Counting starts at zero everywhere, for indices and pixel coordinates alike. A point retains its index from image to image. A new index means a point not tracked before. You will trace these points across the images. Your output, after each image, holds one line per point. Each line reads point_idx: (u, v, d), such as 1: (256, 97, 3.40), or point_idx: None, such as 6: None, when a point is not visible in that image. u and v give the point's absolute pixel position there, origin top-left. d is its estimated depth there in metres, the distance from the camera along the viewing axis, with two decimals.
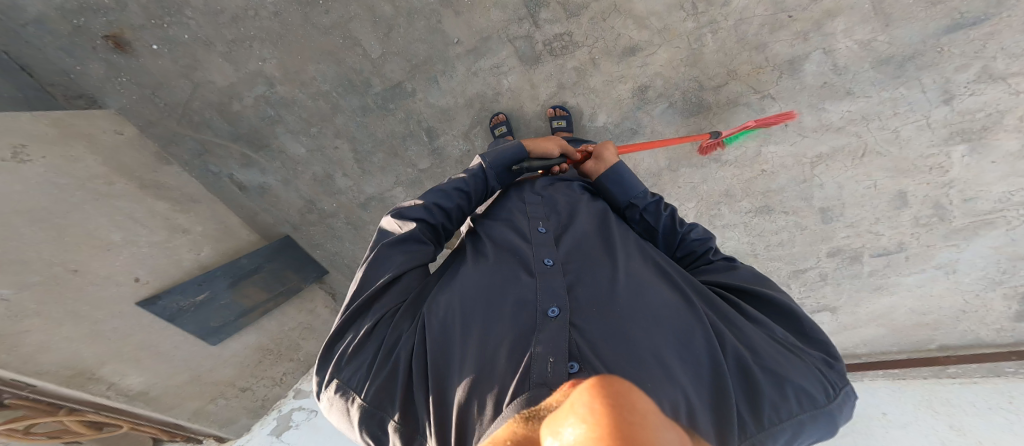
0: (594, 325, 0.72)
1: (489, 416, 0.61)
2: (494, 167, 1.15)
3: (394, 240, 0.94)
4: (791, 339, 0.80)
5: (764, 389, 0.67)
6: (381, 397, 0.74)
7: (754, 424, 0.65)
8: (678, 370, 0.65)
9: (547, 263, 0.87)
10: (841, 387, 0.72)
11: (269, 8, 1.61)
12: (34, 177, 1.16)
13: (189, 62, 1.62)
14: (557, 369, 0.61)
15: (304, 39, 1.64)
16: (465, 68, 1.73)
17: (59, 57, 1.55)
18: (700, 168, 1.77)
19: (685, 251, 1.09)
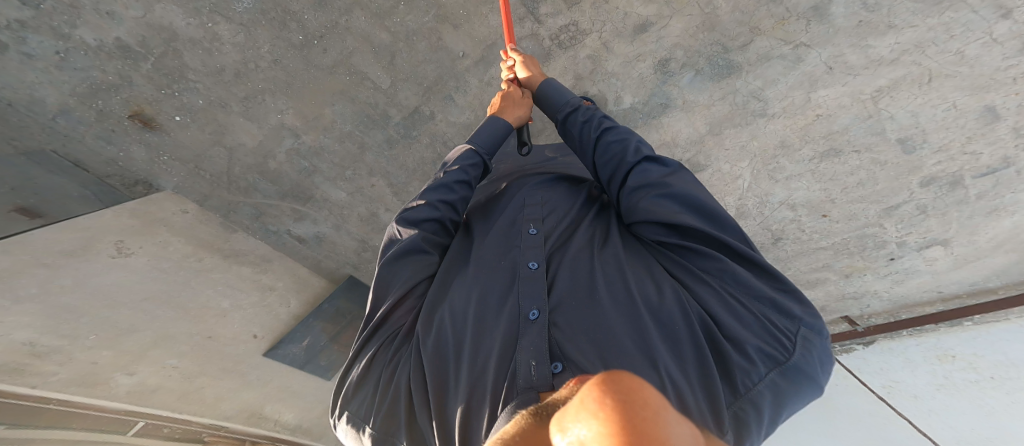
0: (573, 320, 0.80)
1: (487, 422, 0.72)
2: (486, 148, 1.25)
3: (387, 259, 1.04)
4: (755, 289, 0.77)
5: (733, 358, 0.71)
6: (393, 421, 0.86)
7: (731, 394, 0.70)
8: (656, 350, 0.71)
9: (532, 266, 0.91)
10: (800, 336, 0.74)
11: (270, 57, 1.65)
12: (143, 265, 1.44)
13: (213, 128, 1.73)
14: (540, 371, 0.71)
15: (313, 83, 1.70)
16: (477, 79, 1.73)
17: (103, 147, 1.72)
18: (746, 125, 1.68)
19: (611, 162, 1.07)
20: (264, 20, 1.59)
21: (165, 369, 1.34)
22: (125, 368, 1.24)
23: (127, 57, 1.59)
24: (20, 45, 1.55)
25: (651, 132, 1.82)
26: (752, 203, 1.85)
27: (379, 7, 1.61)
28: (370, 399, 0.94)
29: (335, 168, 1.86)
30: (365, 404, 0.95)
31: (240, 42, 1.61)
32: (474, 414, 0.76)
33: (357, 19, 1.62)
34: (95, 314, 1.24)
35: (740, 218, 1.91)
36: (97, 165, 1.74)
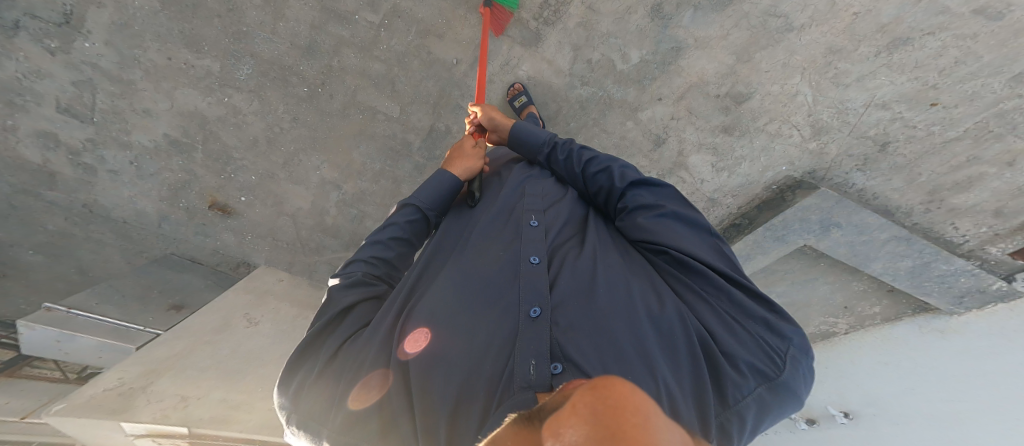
0: (574, 318, 0.89)
1: (480, 417, 0.81)
2: (425, 201, 1.29)
3: (342, 285, 1.13)
4: (749, 310, 0.90)
5: (727, 369, 0.81)
6: (356, 420, 0.88)
7: (721, 404, 0.79)
8: (656, 355, 0.81)
9: (534, 261, 1.02)
10: (785, 353, 0.86)
11: (288, 116, 1.70)
12: (270, 331, 1.79)
13: (271, 199, 1.89)
14: (541, 370, 0.79)
15: (333, 131, 1.73)
16: (479, 80, 1.62)
17: (204, 241, 1.99)
18: (777, 45, 1.49)
19: (597, 186, 1.23)
20: (269, 82, 1.63)
21: None
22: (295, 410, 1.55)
23: (182, 152, 1.79)
24: (103, 164, 1.81)
25: (672, 79, 1.59)
26: (827, 116, 1.57)
27: (363, 40, 1.54)
28: (323, 401, 0.92)
29: (381, 209, 1.90)
30: (314, 410, 0.91)
31: (259, 110, 1.68)
32: (464, 410, 0.85)
33: (348, 57, 1.57)
34: (258, 371, 1.62)
35: (820, 136, 1.62)
36: (205, 258, 2.05)
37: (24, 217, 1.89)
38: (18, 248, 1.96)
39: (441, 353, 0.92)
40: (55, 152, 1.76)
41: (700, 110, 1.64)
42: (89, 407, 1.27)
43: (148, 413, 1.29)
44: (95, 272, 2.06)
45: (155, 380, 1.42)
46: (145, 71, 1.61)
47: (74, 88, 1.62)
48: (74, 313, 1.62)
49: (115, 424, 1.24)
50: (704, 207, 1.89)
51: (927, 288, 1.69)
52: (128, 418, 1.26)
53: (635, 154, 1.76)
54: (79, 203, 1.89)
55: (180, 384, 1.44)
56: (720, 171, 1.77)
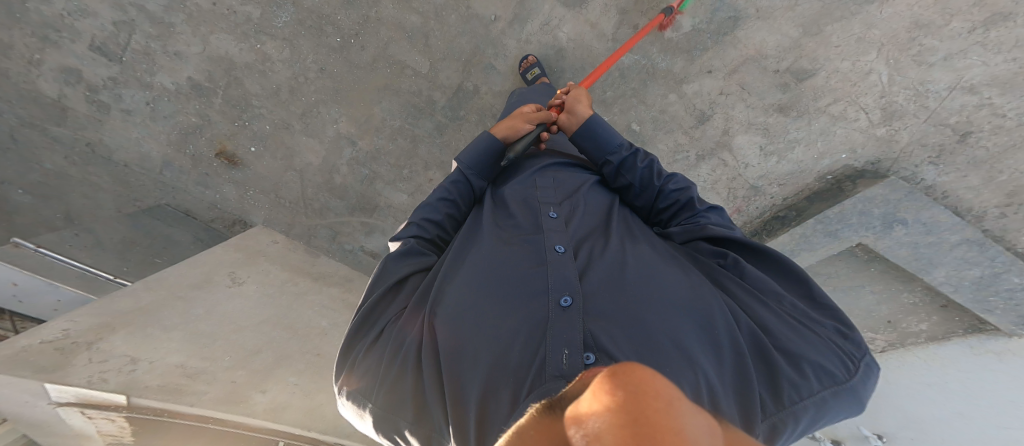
0: (606, 309, 0.69)
1: (509, 409, 0.60)
2: (471, 165, 1.13)
3: (397, 253, 0.95)
4: (807, 312, 0.74)
5: (785, 367, 0.62)
6: (389, 404, 0.72)
7: (774, 406, 0.60)
8: (698, 350, 0.62)
9: (559, 250, 0.82)
10: (860, 360, 0.67)
11: (316, 67, 1.62)
12: (252, 292, 1.53)
13: (283, 152, 1.75)
14: (574, 360, 0.61)
15: (359, 84, 1.65)
16: (515, 40, 1.58)
17: (203, 193, 1.82)
18: (852, 18, 1.42)
19: (667, 201, 1.04)
20: (304, 30, 1.57)
21: (289, 387, 1.32)
22: (258, 387, 1.25)
23: (202, 96, 1.64)
24: (118, 102, 1.64)
25: (727, 50, 1.52)
26: (903, 98, 1.46)
27: None
28: (369, 377, 0.75)
29: (393, 170, 1.79)
30: (362, 381, 0.76)
31: (289, 58, 1.60)
32: (493, 403, 0.62)
33: (386, 8, 1.55)
34: (226, 337, 1.33)
35: (892, 121, 1.49)
36: (201, 213, 1.85)
37: (27, 152, 1.68)
38: (9, 186, 1.70)
39: (462, 340, 0.72)
40: (75, 88, 1.60)
41: (754, 85, 1.54)
42: (13, 361, 0.98)
43: (84, 375, 1.01)
44: (82, 219, 1.77)
45: (107, 335, 1.16)
46: (188, 15, 1.53)
47: (114, 28, 1.53)
48: (42, 254, 1.44)
49: (38, 386, 0.96)
50: (745, 196, 1.74)
51: (992, 306, 1.49)
52: (59, 378, 0.98)
53: (674, 129, 1.65)
54: (83, 142, 1.69)
55: (134, 344, 1.17)
56: (769, 155, 1.64)
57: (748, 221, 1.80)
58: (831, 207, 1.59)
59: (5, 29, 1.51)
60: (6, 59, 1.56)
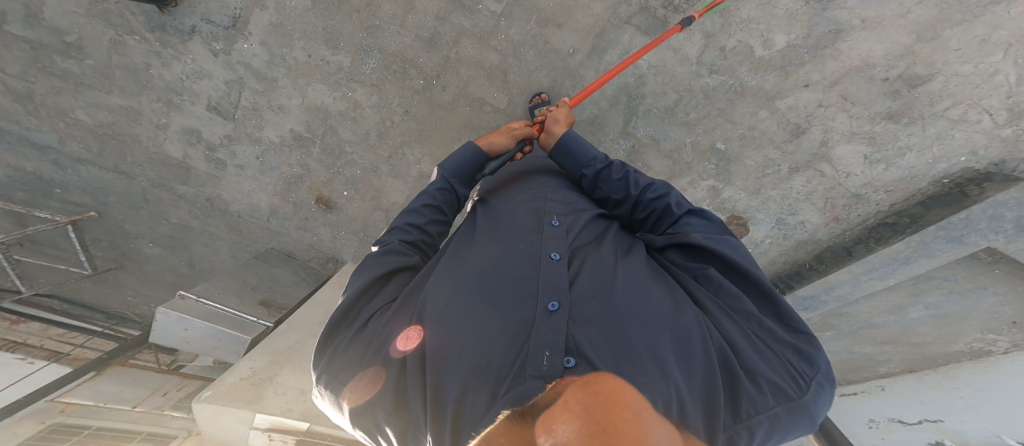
0: (592, 319, 0.71)
1: (485, 404, 0.63)
2: (454, 173, 1.23)
3: (378, 254, 0.99)
4: (775, 331, 0.74)
5: (744, 384, 0.65)
6: (361, 395, 0.75)
7: (731, 418, 0.64)
8: (671, 361, 0.65)
9: (554, 257, 0.84)
10: (816, 380, 0.70)
11: (401, 110, 1.70)
12: None
13: (372, 193, 1.85)
14: (552, 362, 0.62)
15: (440, 123, 1.72)
16: (594, 70, 1.61)
17: (302, 235, 1.97)
18: (973, 22, 1.30)
19: (645, 211, 1.04)
20: (390, 75, 1.65)
21: None
22: None
23: (303, 146, 1.78)
24: (232, 158, 1.81)
25: (826, 62, 1.44)
26: None
27: (483, 30, 1.58)
28: (346, 364, 0.79)
29: None
30: (342, 376, 0.78)
31: (377, 103, 1.69)
32: (467, 400, 0.66)
33: (466, 48, 1.61)
34: None
35: (1020, 120, 1.34)
36: (301, 253, 2.02)
37: (154, 211, 1.93)
38: (141, 241, 2.02)
39: (447, 342, 0.75)
40: (196, 147, 1.79)
41: (859, 95, 1.46)
42: (229, 395, 1.29)
43: (276, 404, 1.28)
44: (203, 264, 2.08)
45: (279, 370, 1.39)
46: (287, 68, 1.64)
47: (226, 87, 1.67)
48: (202, 303, 1.63)
49: (249, 414, 1.26)
50: (846, 204, 1.61)
51: None
52: (260, 409, 1.27)
53: (764, 145, 1.57)
54: (203, 197, 1.90)
55: (298, 377, 1.38)
56: (875, 163, 1.52)
57: (847, 229, 1.65)
58: (957, 212, 1.41)
59: (132, 95, 1.68)
60: (136, 124, 1.74)
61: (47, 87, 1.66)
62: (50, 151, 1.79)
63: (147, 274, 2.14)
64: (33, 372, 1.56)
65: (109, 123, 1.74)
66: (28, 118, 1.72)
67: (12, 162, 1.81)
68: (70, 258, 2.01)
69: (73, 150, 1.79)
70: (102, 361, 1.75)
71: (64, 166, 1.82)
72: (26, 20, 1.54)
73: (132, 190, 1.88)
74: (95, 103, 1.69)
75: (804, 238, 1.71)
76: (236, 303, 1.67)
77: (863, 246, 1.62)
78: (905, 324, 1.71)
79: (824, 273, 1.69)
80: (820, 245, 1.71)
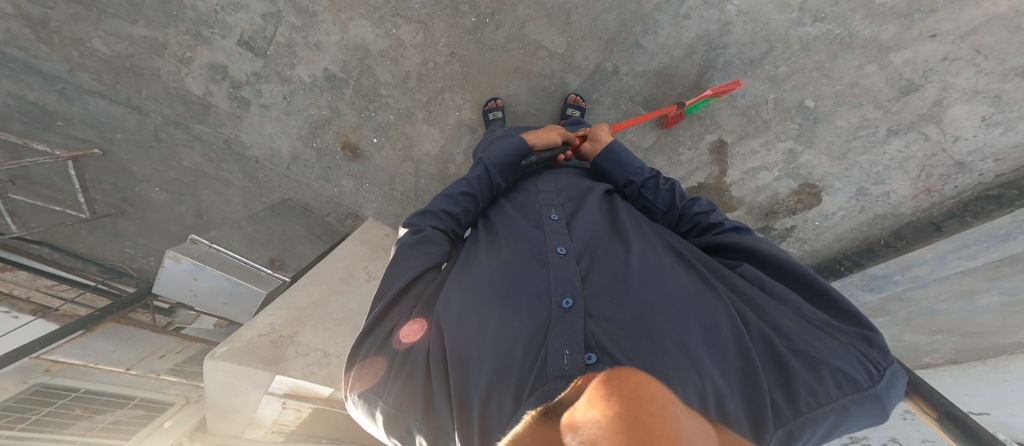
0: (611, 313, 0.58)
1: (514, 408, 0.49)
2: (499, 164, 1.01)
3: (412, 240, 0.80)
4: (822, 314, 0.60)
5: (797, 367, 0.50)
6: (394, 398, 0.57)
7: (790, 410, 0.48)
8: (702, 348, 0.52)
9: (561, 252, 0.71)
10: (886, 366, 0.53)
11: (447, 51, 1.59)
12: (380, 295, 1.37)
13: (403, 142, 1.68)
14: (574, 360, 0.51)
15: (488, 67, 1.61)
16: (671, 16, 1.47)
17: (322, 186, 1.79)
18: None
19: (688, 225, 0.93)
20: (440, 11, 1.54)
21: None
22: None
23: (335, 87, 1.62)
24: (257, 97, 1.65)
25: (965, 8, 1.23)
26: None
27: None
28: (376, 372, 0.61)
29: None
30: (366, 379, 0.61)
31: (422, 43, 1.57)
32: (495, 401, 0.52)
33: None
34: None
35: None
36: (319, 206, 1.82)
37: (165, 151, 1.76)
38: (147, 185, 1.82)
39: (468, 333, 0.61)
40: (219, 84, 1.63)
41: (996, 48, 1.24)
42: (247, 353, 1.05)
43: (299, 368, 1.06)
44: (212, 216, 1.89)
45: (300, 329, 1.15)
46: (331, 1, 1.52)
47: (262, 21, 1.54)
48: (217, 251, 1.42)
49: (269, 376, 1.03)
50: (944, 174, 1.37)
51: None
52: (280, 372, 1.03)
53: (865, 103, 1.39)
54: (221, 139, 1.73)
55: (321, 337, 1.16)
56: (993, 126, 1.29)
57: (939, 203, 1.40)
58: None
59: (159, 26, 1.55)
60: (158, 58, 1.60)
61: (65, 14, 1.52)
62: (56, 81, 1.61)
63: (149, 224, 1.91)
64: (12, 328, 1.28)
65: (128, 55, 1.59)
66: (38, 45, 1.55)
67: (8, 89, 1.60)
68: (66, 200, 1.80)
69: (83, 81, 1.62)
70: (94, 318, 1.51)
71: (69, 97, 1.65)
72: None
73: (144, 128, 1.71)
74: (116, 33, 1.55)
75: (885, 211, 1.48)
76: (245, 250, 1.46)
77: (956, 220, 1.36)
78: (970, 314, 1.48)
79: (904, 251, 1.45)
80: (901, 220, 1.48)
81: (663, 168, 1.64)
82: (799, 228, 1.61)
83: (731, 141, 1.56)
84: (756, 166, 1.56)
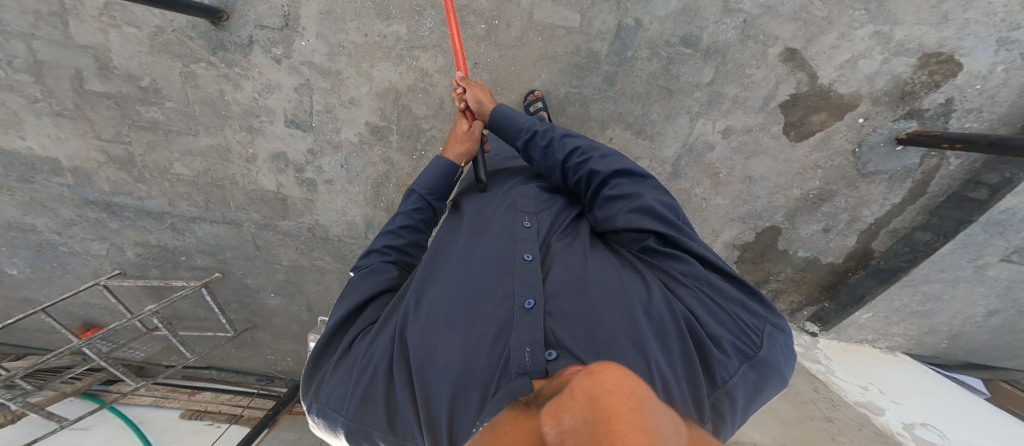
0: (568, 310, 0.68)
1: (480, 405, 0.59)
2: (433, 190, 1.04)
3: (363, 273, 0.90)
4: (724, 289, 0.71)
5: (711, 348, 0.62)
6: (360, 412, 0.66)
7: (709, 385, 0.60)
8: (649, 336, 0.62)
9: (527, 258, 0.79)
10: (767, 331, 0.67)
11: (470, 63, 1.54)
12: None
13: None
14: (536, 357, 0.61)
15: (514, 64, 1.55)
16: None
17: None
18: None
19: (575, 177, 0.95)
20: (449, 29, 1.49)
21: None
22: None
23: (382, 138, 1.64)
24: (321, 174, 1.70)
25: None
26: None
27: None
28: (344, 387, 0.71)
29: None
30: (334, 395, 0.71)
31: (444, 65, 1.52)
32: (462, 402, 0.60)
33: None
34: None
35: None
36: None
37: (267, 257, 1.88)
38: (264, 293, 2.00)
39: (436, 343, 0.69)
40: (286, 172, 1.69)
41: None
42: None
43: None
44: (320, 306, 2.02)
45: None
46: (348, 55, 1.51)
47: (297, 94, 1.55)
48: None
49: None
50: None
51: None
52: None
53: None
54: (305, 227, 1.80)
55: None
56: None
57: None
58: None
59: (217, 130, 1.58)
60: (230, 163, 1.65)
61: (142, 145, 1.59)
62: (165, 217, 1.75)
63: (277, 330, 2.13)
64: (220, 435, 1.66)
65: (206, 169, 1.65)
66: (137, 186, 1.67)
67: (137, 239, 1.80)
68: (211, 325, 2.02)
69: (185, 210, 1.74)
70: (272, 415, 1.77)
71: (181, 229, 1.79)
72: (101, 74, 1.45)
73: (244, 239, 1.83)
74: (188, 150, 1.61)
75: None
76: None
77: None
78: None
79: None
80: None
81: (734, 99, 1.48)
82: (958, 99, 1.35)
83: (800, 47, 1.39)
84: (850, 57, 1.38)
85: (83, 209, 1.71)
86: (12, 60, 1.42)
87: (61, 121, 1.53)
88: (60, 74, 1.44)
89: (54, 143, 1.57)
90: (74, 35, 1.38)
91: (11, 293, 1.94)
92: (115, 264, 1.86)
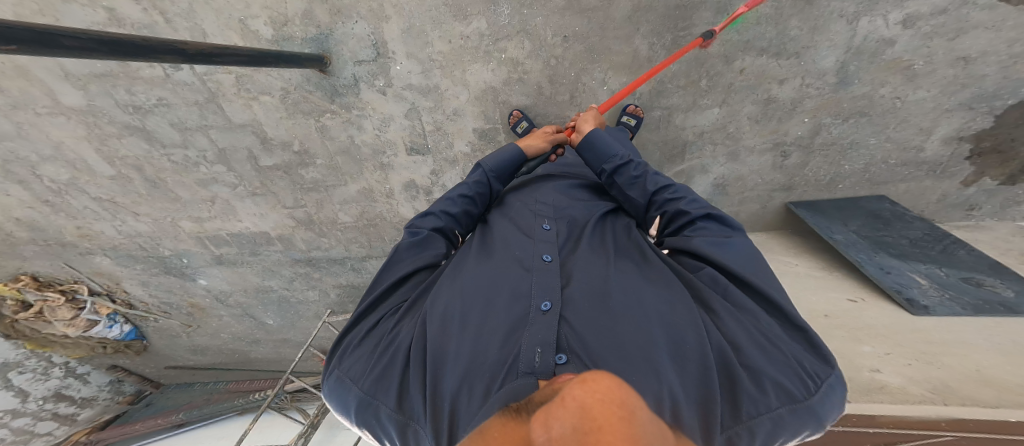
0: (587, 319, 0.59)
1: (484, 395, 0.51)
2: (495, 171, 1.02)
3: (409, 243, 0.84)
4: (772, 327, 0.57)
5: (743, 381, 0.49)
6: (373, 385, 0.61)
7: (731, 416, 0.49)
8: (666, 360, 0.52)
9: (546, 259, 0.71)
10: (819, 376, 0.52)
11: (558, 39, 1.42)
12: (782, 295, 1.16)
13: None
14: (547, 360, 0.52)
15: (606, 24, 1.40)
16: None
17: None
18: None
19: (660, 212, 0.81)
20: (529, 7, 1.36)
21: None
22: None
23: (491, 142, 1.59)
24: None
25: None
26: None
27: None
28: (364, 361, 0.66)
29: (686, 93, 1.55)
30: (353, 366, 0.67)
31: (533, 49, 1.42)
32: (464, 395, 0.53)
33: None
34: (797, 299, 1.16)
35: None
36: None
37: None
38: None
39: (451, 338, 0.62)
40: (419, 199, 1.71)
41: None
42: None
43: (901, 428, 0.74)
44: None
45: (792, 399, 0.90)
46: (440, 68, 1.44)
47: (410, 120, 1.53)
48: None
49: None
50: None
51: None
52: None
53: None
54: None
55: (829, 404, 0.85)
56: None
57: None
58: None
59: (359, 176, 1.64)
60: (376, 203, 1.72)
61: (314, 203, 1.73)
62: (346, 261, 1.95)
63: None
64: None
65: (362, 213, 1.75)
66: (323, 240, 1.86)
67: (335, 282, 2.08)
68: None
69: (358, 252, 1.90)
70: None
71: (359, 269, 1.99)
72: (265, 148, 1.54)
73: None
74: (346, 199, 1.71)
75: None
76: None
77: None
78: None
79: None
80: None
81: None
82: None
83: None
84: None
85: (294, 267, 2.01)
86: (203, 155, 1.57)
87: (256, 200, 1.72)
88: (238, 157, 1.57)
89: (259, 220, 1.80)
90: (232, 117, 1.46)
91: (275, 335, 2.49)
92: (325, 306, 2.22)
